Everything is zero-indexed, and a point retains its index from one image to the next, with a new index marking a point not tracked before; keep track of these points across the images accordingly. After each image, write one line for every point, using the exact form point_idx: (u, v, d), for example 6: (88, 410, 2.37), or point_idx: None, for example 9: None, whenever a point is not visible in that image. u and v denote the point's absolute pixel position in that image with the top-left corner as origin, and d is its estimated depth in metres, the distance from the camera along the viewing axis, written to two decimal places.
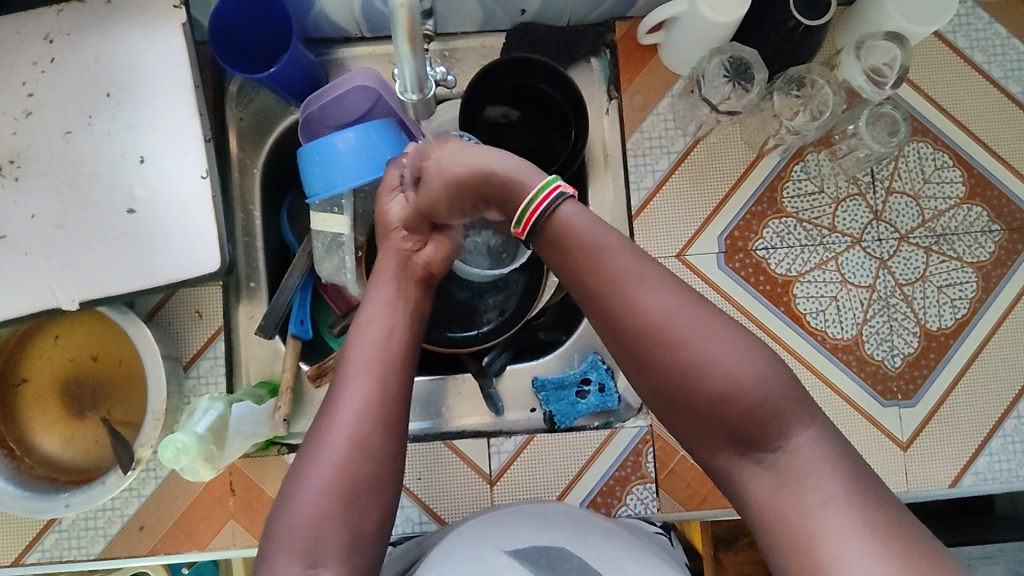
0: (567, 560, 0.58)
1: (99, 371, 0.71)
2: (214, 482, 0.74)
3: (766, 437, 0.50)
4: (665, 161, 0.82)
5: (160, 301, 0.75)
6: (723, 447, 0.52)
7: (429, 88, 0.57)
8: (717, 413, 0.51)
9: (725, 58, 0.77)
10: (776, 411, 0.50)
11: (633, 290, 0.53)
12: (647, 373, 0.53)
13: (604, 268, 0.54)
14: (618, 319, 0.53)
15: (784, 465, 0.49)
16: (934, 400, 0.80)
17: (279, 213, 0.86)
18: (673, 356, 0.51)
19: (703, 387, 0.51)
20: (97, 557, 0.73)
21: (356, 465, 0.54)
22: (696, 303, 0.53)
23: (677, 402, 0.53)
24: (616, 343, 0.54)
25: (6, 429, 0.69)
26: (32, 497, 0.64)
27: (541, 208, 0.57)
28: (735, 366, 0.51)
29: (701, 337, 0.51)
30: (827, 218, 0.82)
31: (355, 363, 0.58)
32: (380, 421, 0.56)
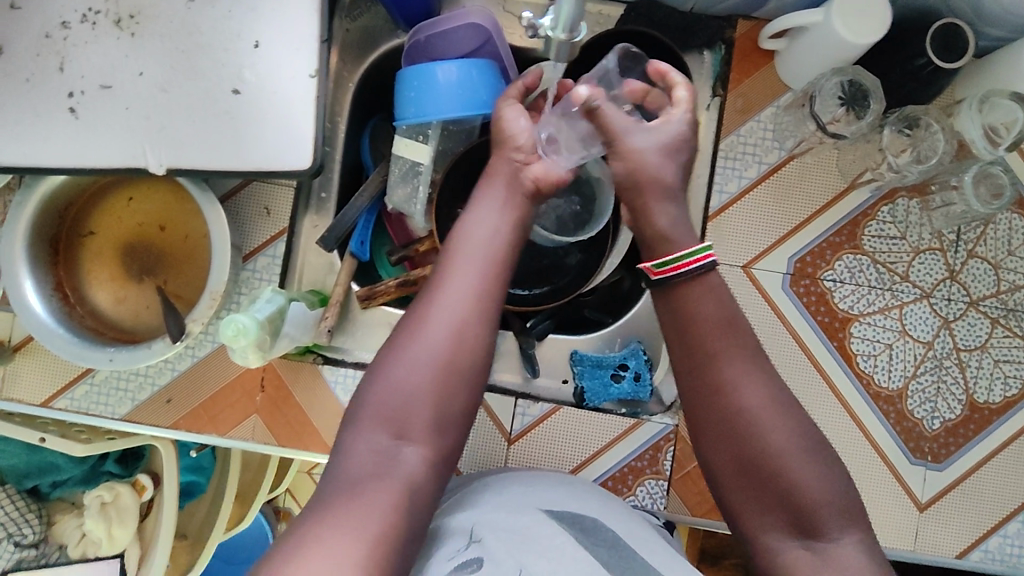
0: (602, 531, 0.60)
1: (165, 242, 0.72)
2: (246, 375, 0.75)
3: (819, 531, 0.57)
4: (754, 169, 0.81)
5: (236, 187, 0.75)
6: (776, 530, 0.58)
7: (577, 35, 0.62)
8: (779, 501, 0.58)
9: (845, 79, 0.75)
10: (834, 515, 0.57)
11: (730, 371, 0.61)
12: (728, 450, 0.60)
13: (707, 342, 0.61)
14: (710, 392, 0.61)
15: (830, 553, 0.56)
16: (963, 470, 0.79)
17: (363, 132, 0.86)
18: (756, 442, 0.59)
19: (776, 476, 0.58)
20: (121, 418, 0.74)
21: (452, 350, 0.62)
22: (783, 401, 0.60)
23: (746, 479, 0.59)
24: (703, 405, 0.62)
25: (65, 275, 0.71)
26: (80, 344, 0.66)
27: (688, 266, 0.63)
28: (807, 468, 0.58)
29: (783, 433, 0.59)
30: (902, 265, 0.81)
31: (458, 254, 0.65)
32: (472, 318, 0.63)
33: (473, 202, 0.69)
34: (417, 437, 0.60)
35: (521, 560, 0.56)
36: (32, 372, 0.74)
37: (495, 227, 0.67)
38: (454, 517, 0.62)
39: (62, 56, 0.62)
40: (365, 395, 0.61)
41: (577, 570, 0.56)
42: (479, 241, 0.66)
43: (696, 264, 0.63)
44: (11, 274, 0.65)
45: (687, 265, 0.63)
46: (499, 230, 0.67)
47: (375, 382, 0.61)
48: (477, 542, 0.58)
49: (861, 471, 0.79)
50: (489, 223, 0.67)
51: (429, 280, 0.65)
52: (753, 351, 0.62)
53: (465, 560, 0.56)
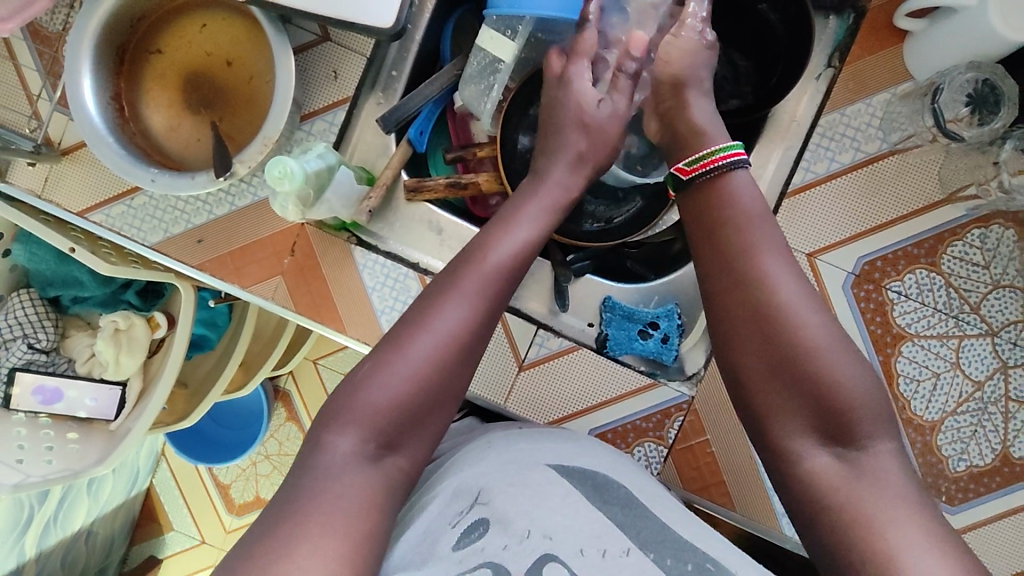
0: (614, 488, 0.61)
1: (227, 79, 0.70)
2: (279, 235, 0.74)
3: (849, 432, 0.55)
4: (848, 155, 0.75)
5: (309, 43, 0.72)
6: (805, 433, 0.56)
7: None
8: (811, 399, 0.56)
9: (978, 77, 0.68)
10: (865, 415, 0.55)
11: (765, 263, 0.59)
12: (757, 350, 0.58)
13: (748, 233, 0.60)
14: (744, 287, 0.59)
15: (861, 461, 0.54)
16: (978, 518, 0.75)
17: (446, 20, 0.81)
18: (789, 338, 0.57)
19: (808, 372, 0.56)
20: (151, 247, 0.74)
21: (467, 337, 0.60)
22: (818, 300, 0.59)
23: (773, 377, 0.57)
24: (732, 295, 0.60)
25: (125, 88, 0.69)
26: (125, 157, 0.65)
27: (717, 163, 0.64)
28: (841, 365, 0.56)
29: (815, 330, 0.57)
30: (976, 296, 0.75)
31: (474, 273, 0.62)
32: (472, 346, 0.60)
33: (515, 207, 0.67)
34: (402, 451, 0.58)
35: (531, 513, 0.56)
36: (74, 179, 0.74)
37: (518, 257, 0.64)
38: (455, 476, 0.61)
39: None
40: (352, 393, 0.57)
41: (591, 530, 0.56)
42: (502, 265, 0.62)
43: (724, 161, 0.63)
44: (74, 69, 0.64)
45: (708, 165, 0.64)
46: (524, 254, 0.64)
47: (359, 389, 0.57)
48: (485, 501, 0.58)
49: None
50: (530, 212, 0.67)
51: (466, 251, 0.64)
52: (783, 243, 0.61)
53: (471, 524, 0.56)
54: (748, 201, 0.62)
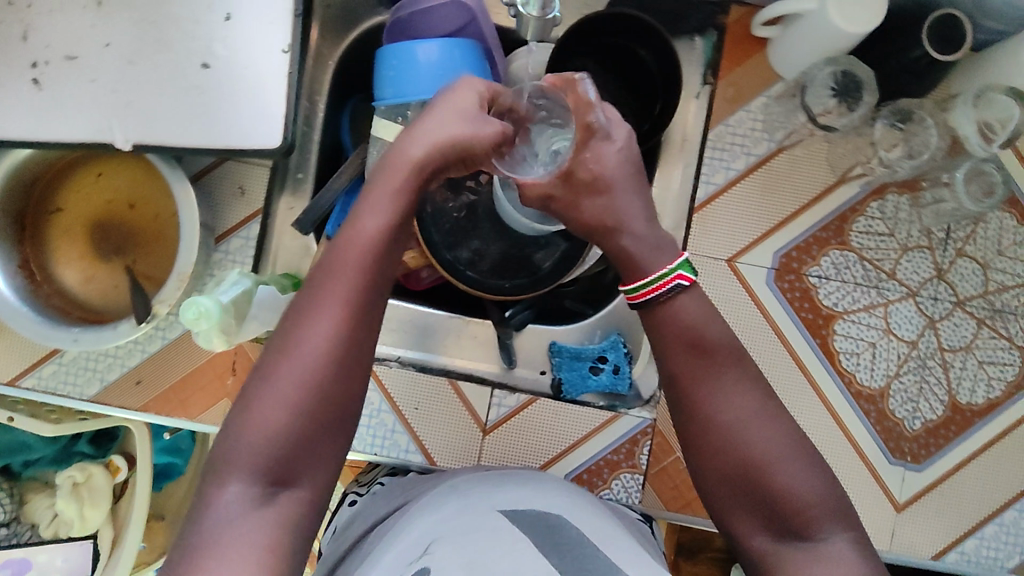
0: (566, 529, 0.58)
1: (134, 220, 0.71)
2: (218, 357, 0.73)
3: (805, 534, 0.53)
4: (742, 161, 0.79)
5: (209, 166, 0.73)
6: (765, 535, 0.55)
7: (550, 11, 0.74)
8: (768, 507, 0.54)
9: (838, 70, 0.74)
10: (821, 514, 0.53)
11: (716, 379, 0.56)
12: (712, 460, 0.56)
13: (686, 353, 0.56)
14: (691, 405, 0.56)
15: (821, 551, 0.52)
16: (943, 469, 0.79)
17: (341, 112, 0.84)
18: (743, 453, 0.54)
19: (765, 485, 0.54)
20: (89, 399, 0.73)
21: (322, 386, 0.52)
22: (770, 409, 0.55)
23: (730, 485, 0.55)
24: (681, 407, 0.57)
25: (31, 252, 0.69)
26: (44, 322, 0.64)
27: (657, 291, 0.57)
28: (795, 472, 0.54)
29: (770, 441, 0.54)
30: (889, 263, 0.79)
31: (332, 277, 0.53)
32: (349, 352, 0.53)
33: (356, 209, 0.56)
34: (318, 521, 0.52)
35: (481, 563, 0.54)
36: None
37: (379, 245, 0.54)
38: (407, 527, 0.58)
39: (25, 23, 0.60)
40: (232, 439, 0.51)
41: None
42: (358, 262, 0.54)
43: (668, 288, 0.57)
44: None
45: (646, 274, 0.58)
46: (386, 234, 0.55)
47: (236, 420, 0.52)
48: (432, 552, 0.55)
49: (840, 471, 0.78)
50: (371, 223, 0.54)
51: (300, 298, 0.54)
52: (734, 345, 0.57)
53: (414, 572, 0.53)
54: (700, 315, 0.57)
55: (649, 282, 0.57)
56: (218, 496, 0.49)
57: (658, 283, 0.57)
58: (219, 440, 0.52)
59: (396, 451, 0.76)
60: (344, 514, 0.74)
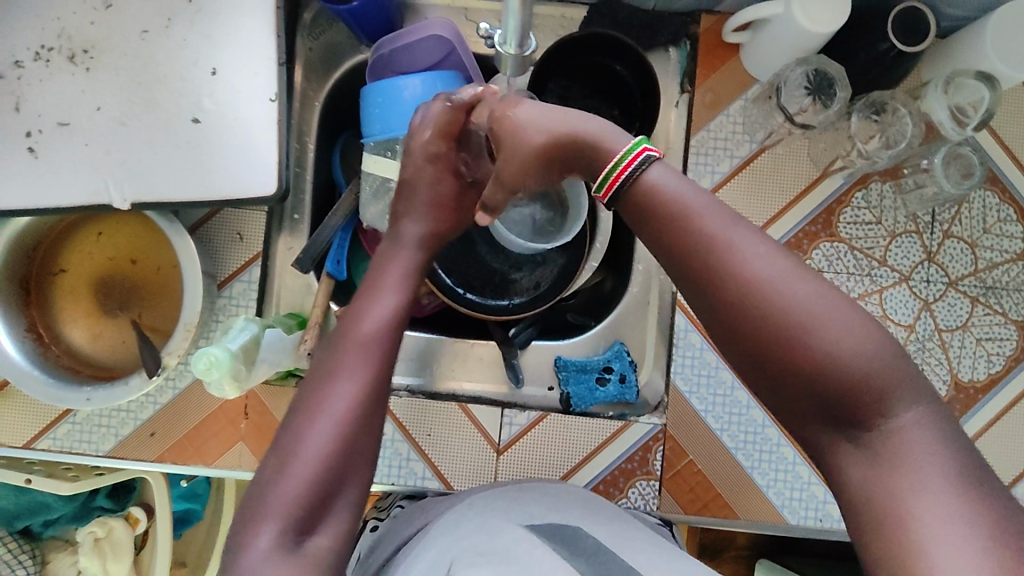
0: (582, 539, 0.59)
1: (136, 274, 0.72)
2: (230, 403, 0.74)
3: (866, 412, 0.46)
4: (726, 164, 0.81)
5: (205, 216, 0.75)
6: (820, 423, 0.48)
7: (529, 48, 0.59)
8: (816, 393, 0.47)
9: (809, 69, 0.75)
10: (885, 379, 0.46)
11: (732, 247, 0.49)
12: (744, 325, 0.48)
13: (691, 229, 0.51)
14: (708, 279, 0.50)
15: (883, 446, 0.46)
16: (969, 434, 0.79)
17: (332, 150, 0.85)
18: (780, 328, 0.47)
19: (807, 358, 0.47)
20: (105, 454, 0.74)
21: (347, 449, 0.54)
22: (803, 275, 0.48)
23: (767, 368, 0.49)
24: (694, 289, 0.51)
25: (37, 314, 0.70)
26: (56, 384, 0.65)
27: (625, 172, 0.54)
28: (845, 319, 0.47)
29: (811, 302, 0.47)
30: (879, 250, 0.80)
31: (353, 347, 0.57)
32: (368, 412, 0.55)
33: (366, 295, 0.60)
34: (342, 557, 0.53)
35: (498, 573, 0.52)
36: (11, 416, 0.73)
37: (390, 323, 0.59)
38: (428, 556, 0.58)
39: (17, 94, 0.62)
40: (261, 492, 0.52)
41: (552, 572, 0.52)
42: (373, 335, 0.58)
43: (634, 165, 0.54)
44: None
45: (603, 164, 0.56)
46: (396, 311, 0.60)
47: (263, 495, 0.52)
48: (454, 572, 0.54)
49: None
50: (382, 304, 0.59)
51: (317, 376, 0.56)
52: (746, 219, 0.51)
53: None
54: (690, 194, 0.52)
55: (610, 170, 0.55)
56: (250, 544, 0.49)
57: (619, 169, 0.55)
58: (248, 501, 0.53)
59: (413, 479, 0.77)
60: (364, 543, 0.73)
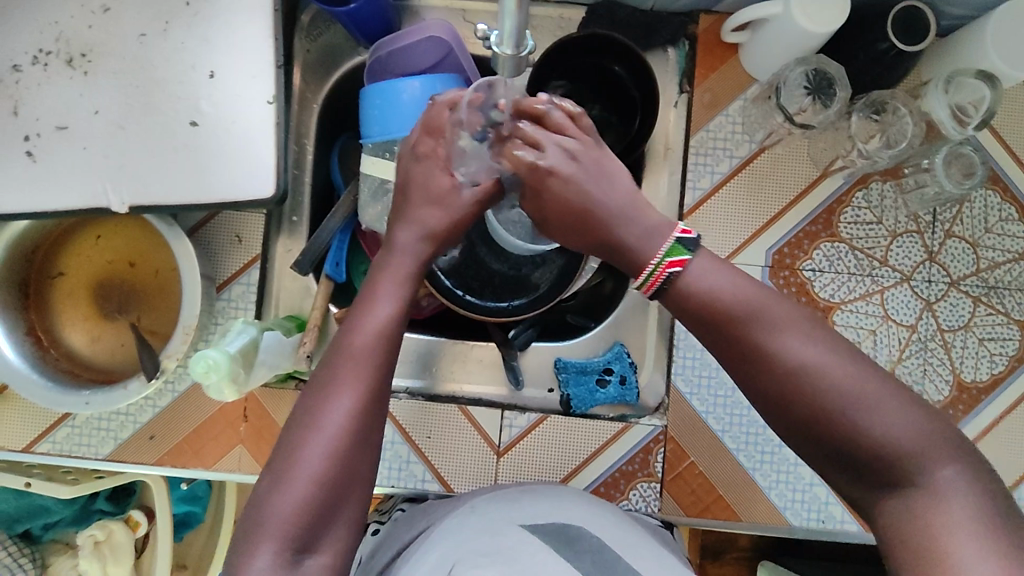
0: (586, 539, 0.59)
1: (136, 278, 0.72)
2: (229, 406, 0.74)
3: (905, 480, 0.47)
4: (725, 164, 0.80)
5: (204, 219, 0.75)
6: (860, 484, 0.50)
7: (525, 51, 0.59)
8: (858, 463, 0.49)
9: (808, 69, 0.75)
10: (928, 451, 0.47)
11: (775, 331, 0.50)
12: (787, 409, 0.50)
13: (736, 319, 0.51)
14: (753, 369, 0.51)
15: (920, 507, 0.46)
16: (968, 437, 0.79)
17: (330, 152, 0.85)
18: (823, 404, 0.49)
19: (851, 437, 0.48)
20: (105, 458, 0.74)
21: (344, 461, 0.53)
22: (846, 358, 0.49)
23: (813, 443, 0.50)
24: (743, 375, 0.52)
25: (36, 318, 0.70)
26: (55, 388, 0.65)
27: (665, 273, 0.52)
28: (888, 400, 0.48)
29: (854, 385, 0.48)
30: (880, 250, 0.80)
31: (348, 361, 0.55)
32: (364, 434, 0.53)
33: (362, 303, 0.58)
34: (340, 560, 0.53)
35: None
36: (11, 419, 0.73)
37: (386, 334, 0.56)
38: (429, 556, 0.58)
39: (15, 98, 0.62)
40: (256, 511, 0.52)
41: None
42: (368, 346, 0.55)
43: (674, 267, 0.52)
44: None
45: (645, 261, 0.53)
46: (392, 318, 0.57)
47: (258, 508, 0.52)
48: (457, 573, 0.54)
49: None
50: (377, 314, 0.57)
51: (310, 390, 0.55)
52: (790, 303, 0.51)
53: None
54: (731, 282, 0.52)
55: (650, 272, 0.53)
56: (248, 564, 0.50)
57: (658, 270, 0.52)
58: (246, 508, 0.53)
59: (413, 482, 0.77)
60: (366, 546, 0.72)
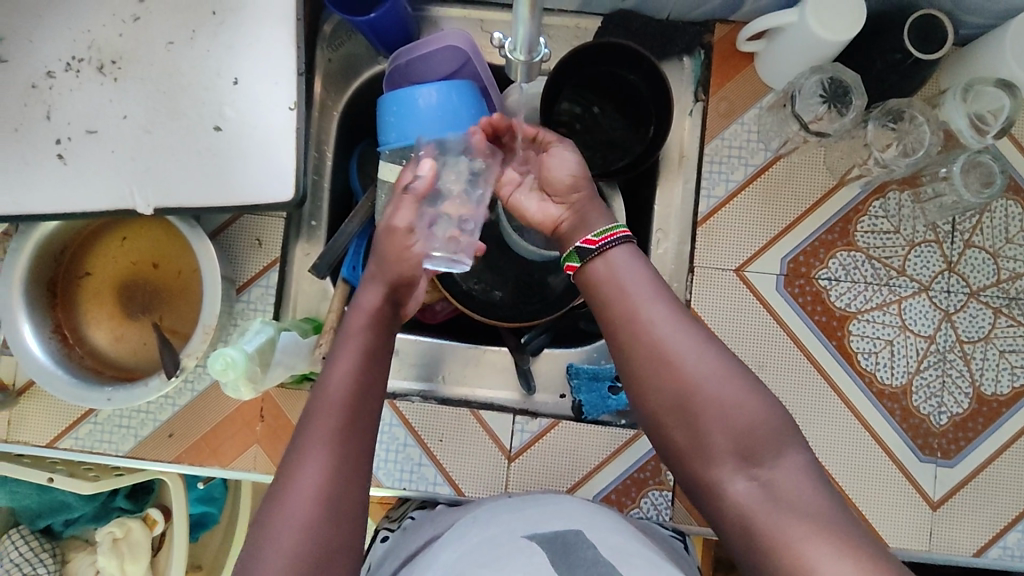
0: (582, 546, 0.56)
1: (158, 278, 0.74)
2: (246, 406, 0.75)
3: (756, 459, 0.54)
4: (741, 172, 0.80)
5: (227, 222, 0.76)
6: (716, 463, 0.55)
7: (538, 56, 0.59)
8: (712, 438, 0.56)
9: (824, 77, 0.75)
10: (768, 434, 0.55)
11: (650, 317, 0.59)
12: (658, 382, 0.57)
13: (630, 289, 0.60)
14: (632, 340, 0.59)
15: (775, 482, 0.53)
16: (988, 452, 0.78)
17: (350, 159, 0.87)
18: (682, 380, 0.57)
19: (708, 411, 0.56)
20: (125, 454, 0.75)
21: (324, 525, 0.54)
22: (707, 339, 0.58)
23: (679, 416, 0.57)
24: (625, 349, 0.60)
25: (63, 316, 0.72)
26: (79, 384, 0.67)
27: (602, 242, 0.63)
28: (737, 385, 0.56)
29: (708, 367, 0.57)
30: (898, 260, 0.79)
31: (321, 421, 0.58)
32: (349, 473, 0.57)
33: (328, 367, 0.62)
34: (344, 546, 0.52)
35: None
36: (37, 415, 0.75)
37: (354, 398, 0.60)
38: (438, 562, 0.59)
39: (47, 103, 0.64)
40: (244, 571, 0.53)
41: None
42: (339, 410, 0.59)
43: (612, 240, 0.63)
44: (9, 318, 0.67)
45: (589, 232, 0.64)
46: (361, 378, 0.61)
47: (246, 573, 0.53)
48: None
49: (869, 472, 0.77)
50: (347, 375, 0.60)
51: (284, 463, 0.57)
52: (668, 288, 0.61)
53: None
54: (625, 259, 0.62)
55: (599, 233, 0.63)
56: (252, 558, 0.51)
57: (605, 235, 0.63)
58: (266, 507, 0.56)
59: (425, 485, 0.77)
60: (375, 553, 0.71)
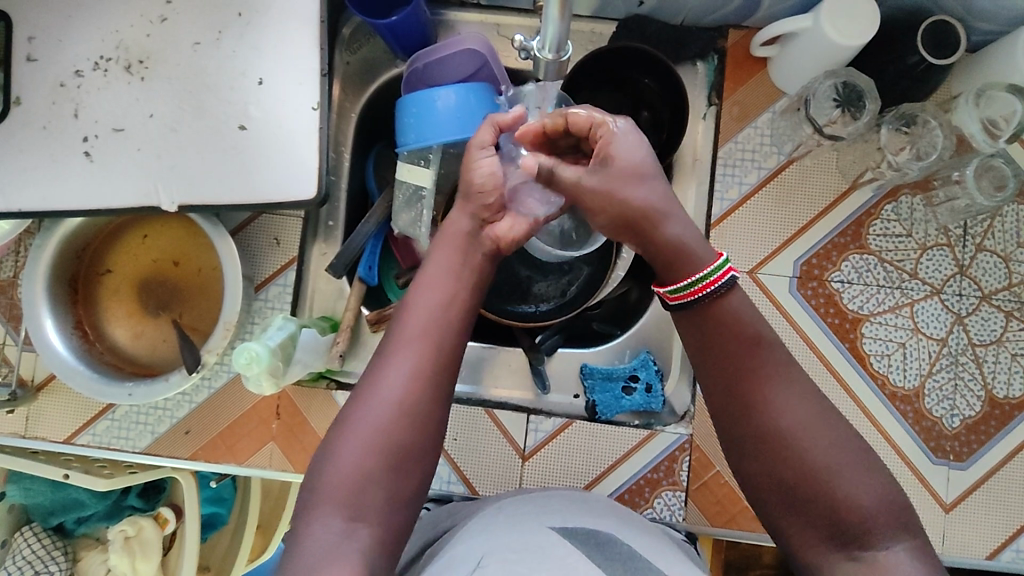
0: (616, 544, 0.58)
1: (179, 276, 0.75)
2: (262, 403, 0.76)
3: (866, 547, 0.51)
4: (754, 175, 0.81)
5: (245, 220, 0.77)
6: (822, 548, 0.53)
7: (565, 54, 0.61)
8: (822, 524, 0.52)
9: (838, 82, 0.75)
10: (882, 524, 0.51)
11: (763, 391, 0.55)
12: (764, 464, 0.54)
13: (738, 357, 0.56)
14: (740, 413, 0.56)
15: (880, 565, 0.50)
16: (1000, 455, 0.78)
17: (366, 159, 0.88)
18: (797, 463, 0.53)
19: (824, 498, 0.52)
20: (142, 451, 0.76)
21: (401, 432, 0.55)
22: (827, 415, 0.54)
23: (786, 502, 0.54)
24: (734, 427, 0.56)
25: (84, 312, 0.73)
26: (100, 380, 0.67)
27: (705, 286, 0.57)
28: (857, 472, 0.52)
29: (825, 450, 0.53)
30: (910, 263, 0.80)
31: (406, 332, 0.59)
32: (433, 393, 0.57)
33: (416, 287, 0.63)
34: (372, 516, 0.53)
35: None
36: (55, 410, 0.76)
37: (440, 321, 0.60)
38: (462, 548, 0.59)
39: (76, 102, 0.65)
40: (322, 464, 0.55)
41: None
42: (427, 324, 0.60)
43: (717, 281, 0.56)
44: (33, 313, 0.67)
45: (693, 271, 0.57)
46: (449, 296, 0.62)
47: (320, 467, 0.55)
48: (484, 565, 0.55)
49: None
50: (437, 293, 0.61)
51: (370, 369, 0.58)
52: (786, 353, 0.56)
53: None
54: (739, 317, 0.57)
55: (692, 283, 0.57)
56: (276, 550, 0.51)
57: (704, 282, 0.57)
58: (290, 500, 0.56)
59: (438, 484, 0.78)
60: None
